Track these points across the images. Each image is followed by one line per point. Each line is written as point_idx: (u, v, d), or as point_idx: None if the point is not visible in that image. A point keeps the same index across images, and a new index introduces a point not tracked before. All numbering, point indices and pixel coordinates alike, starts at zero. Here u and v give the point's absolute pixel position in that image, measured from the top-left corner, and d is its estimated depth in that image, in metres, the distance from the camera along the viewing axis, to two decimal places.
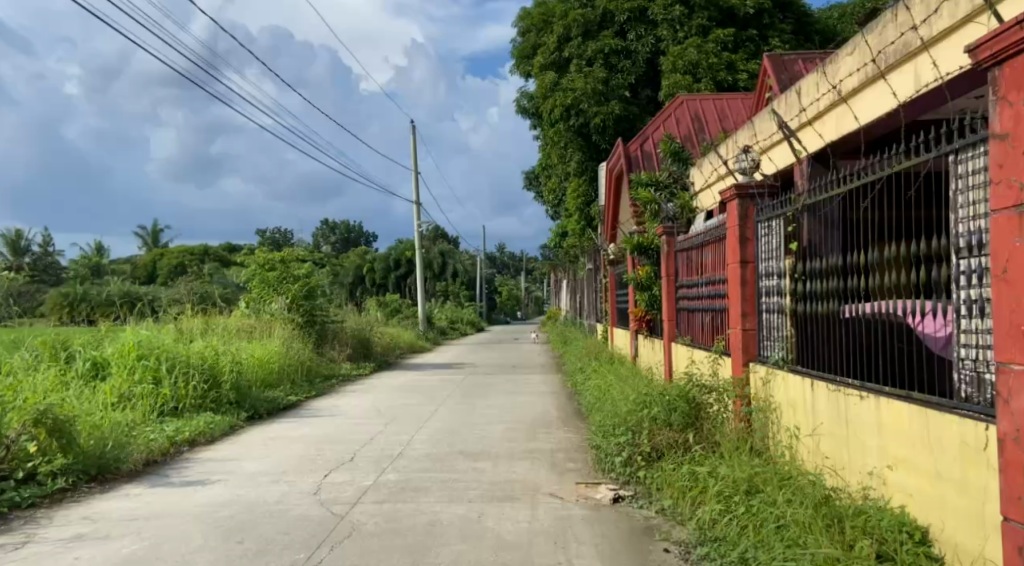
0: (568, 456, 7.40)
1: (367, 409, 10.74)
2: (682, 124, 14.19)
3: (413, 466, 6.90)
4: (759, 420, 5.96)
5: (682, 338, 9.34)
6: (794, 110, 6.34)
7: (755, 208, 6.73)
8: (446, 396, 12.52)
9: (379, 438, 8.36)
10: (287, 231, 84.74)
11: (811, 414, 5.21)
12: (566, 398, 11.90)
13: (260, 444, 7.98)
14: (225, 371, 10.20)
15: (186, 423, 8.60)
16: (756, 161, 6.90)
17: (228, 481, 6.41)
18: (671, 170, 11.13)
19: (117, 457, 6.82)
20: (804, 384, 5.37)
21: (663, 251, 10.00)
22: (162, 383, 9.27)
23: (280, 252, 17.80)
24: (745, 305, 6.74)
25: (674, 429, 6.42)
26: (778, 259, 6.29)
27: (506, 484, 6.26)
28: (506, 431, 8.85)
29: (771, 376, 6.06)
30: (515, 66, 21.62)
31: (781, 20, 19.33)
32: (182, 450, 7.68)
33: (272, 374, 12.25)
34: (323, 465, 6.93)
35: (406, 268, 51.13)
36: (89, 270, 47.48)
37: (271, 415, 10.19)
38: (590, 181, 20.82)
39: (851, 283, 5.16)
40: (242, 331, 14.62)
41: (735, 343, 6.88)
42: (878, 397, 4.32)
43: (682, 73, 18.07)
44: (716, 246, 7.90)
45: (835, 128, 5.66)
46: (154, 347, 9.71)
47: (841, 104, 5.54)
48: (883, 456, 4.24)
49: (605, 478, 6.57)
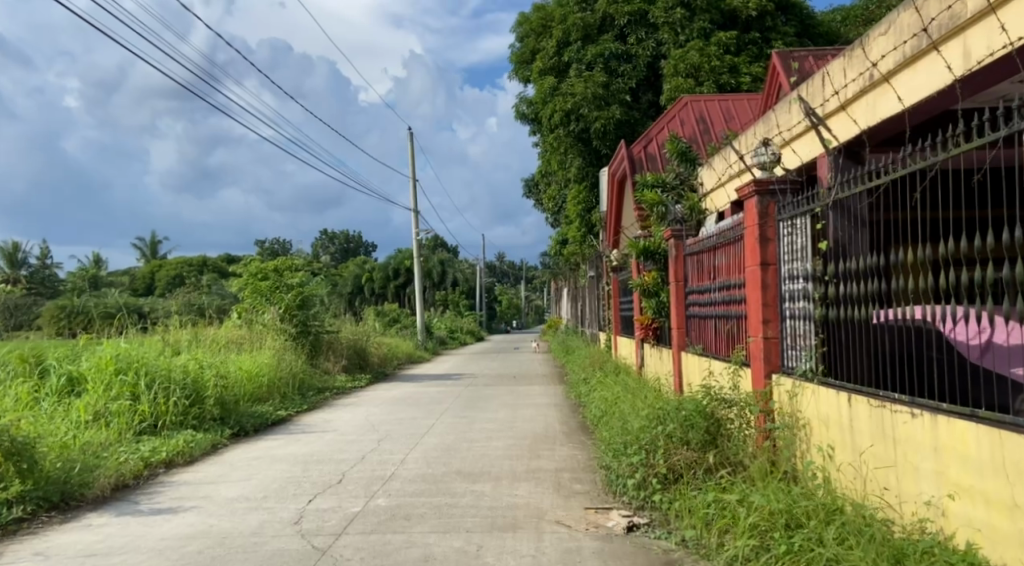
0: (574, 476, 6.83)
1: (360, 425, 10.18)
2: (687, 126, 13.65)
3: (405, 489, 6.33)
4: (786, 437, 5.41)
5: (693, 347, 8.80)
6: (821, 96, 5.82)
7: (776, 205, 6.18)
8: (445, 409, 11.95)
9: (371, 457, 7.79)
10: (287, 242, 84.43)
11: (849, 434, 4.67)
12: (571, 411, 11.34)
13: (243, 464, 7.41)
14: (209, 386, 9.58)
15: (164, 442, 8.01)
16: (778, 154, 6.35)
17: (202, 508, 5.84)
18: (678, 171, 10.60)
19: (82, 482, 6.25)
20: (840, 400, 4.83)
21: (671, 255, 9.52)
22: (141, 398, 8.65)
23: (274, 262, 17.27)
24: (766, 311, 6.19)
25: (693, 447, 5.85)
26: (803, 260, 5.73)
27: (508, 509, 5.70)
28: (507, 447, 8.28)
29: (800, 390, 5.51)
30: (514, 71, 21.15)
31: (784, 23, 18.75)
32: (157, 473, 7.10)
33: (261, 387, 11.67)
34: (308, 489, 6.37)
35: (405, 277, 50.68)
36: (87, 282, 46.83)
37: (259, 432, 9.59)
38: (591, 188, 20.31)
39: (892, 285, 4.61)
40: (232, 344, 14.06)
41: (755, 353, 6.32)
42: (934, 415, 3.78)
43: (684, 76, 17.56)
44: (731, 249, 7.38)
45: (870, 114, 5.13)
46: (132, 359, 9.12)
47: (877, 88, 5.03)
48: (942, 483, 3.71)
49: (616, 502, 6.01)
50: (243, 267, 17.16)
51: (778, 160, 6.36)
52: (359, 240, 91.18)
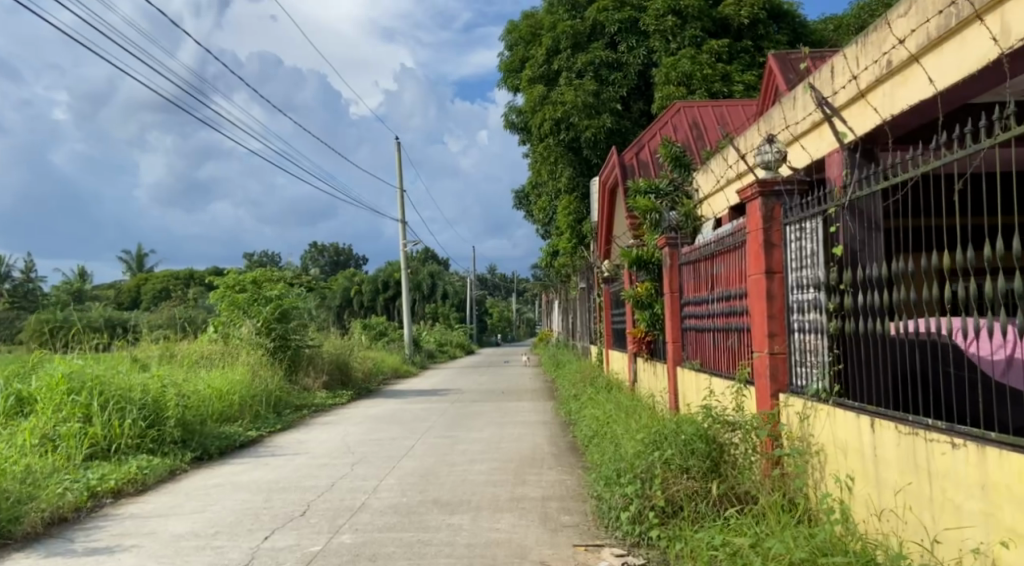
0: (562, 506, 6.23)
1: (335, 446, 9.55)
2: (680, 131, 13.08)
3: (374, 523, 5.69)
4: (797, 465, 4.84)
5: (689, 363, 8.25)
6: (832, 86, 5.30)
7: (782, 207, 5.61)
8: (427, 428, 11.30)
9: (342, 484, 7.14)
10: (277, 256, 83.94)
11: (875, 467, 4.09)
12: (560, 430, 10.74)
13: (199, 494, 6.76)
14: (171, 405, 8.88)
15: (115, 468, 7.34)
16: (783, 151, 5.73)
17: (143, 548, 5.18)
18: (672, 177, 10.04)
19: (11, 517, 5.55)
20: (861, 426, 4.25)
21: (666, 264, 8.93)
22: (93, 420, 7.97)
23: (252, 273, 16.63)
24: (773, 324, 5.61)
25: (693, 476, 5.26)
26: (815, 266, 5.15)
27: (486, 547, 5.07)
28: (491, 472, 7.65)
29: (812, 413, 4.92)
30: (503, 80, 20.65)
31: (776, 32, 18.26)
32: (102, 505, 6.44)
33: (231, 406, 10.99)
34: (266, 523, 5.73)
35: (394, 290, 50.07)
36: (70, 295, 45.72)
37: (223, 455, 8.92)
38: (582, 198, 19.77)
39: (914, 296, 4.05)
40: (204, 360, 13.40)
41: (760, 371, 5.74)
42: (982, 446, 3.21)
43: (676, 85, 17.06)
44: (732, 256, 6.82)
45: (890, 105, 4.60)
46: (87, 378, 8.45)
47: (899, 75, 4.50)
48: (994, 528, 3.13)
49: (608, 538, 5.43)
50: (219, 279, 16.51)
51: (784, 158, 5.74)
52: (351, 254, 90.46)
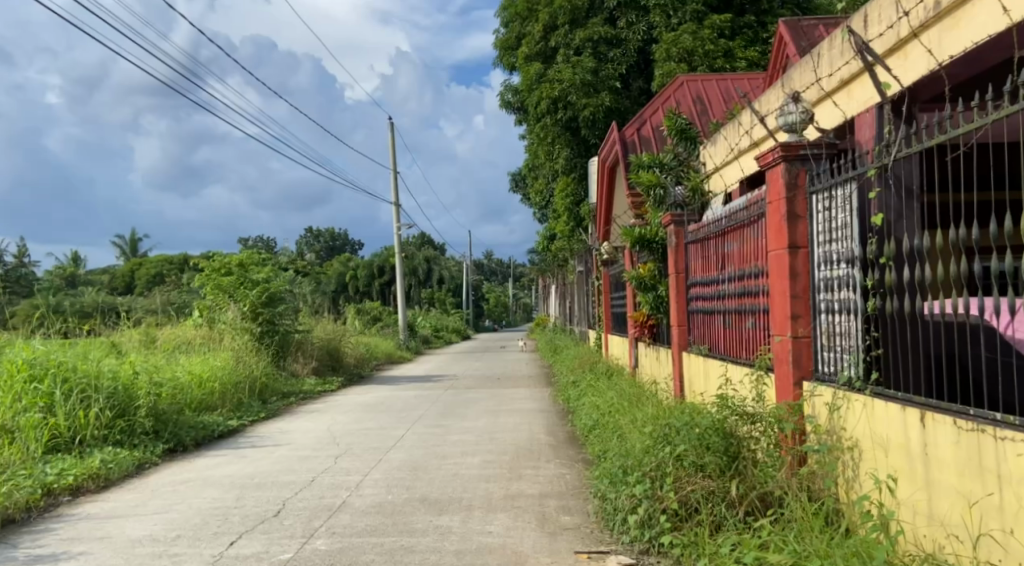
0: (561, 505, 5.68)
1: (320, 437, 9.01)
2: (683, 106, 12.43)
3: (353, 526, 5.13)
4: (829, 464, 4.27)
5: (696, 347, 7.72)
6: (869, 35, 4.71)
7: (808, 173, 5.01)
8: (419, 417, 10.74)
9: (322, 480, 6.57)
10: (272, 240, 83.41)
11: (926, 467, 3.53)
12: (557, 419, 10.21)
13: (167, 492, 6.19)
14: (142, 393, 8.29)
15: (76, 463, 6.76)
16: (810, 111, 5.13)
17: (91, 555, 4.62)
18: (676, 151, 9.32)
19: None
20: (908, 420, 3.67)
21: (670, 243, 8.35)
22: (56, 411, 7.39)
23: (237, 255, 15.97)
24: (796, 305, 5.02)
25: (710, 475, 4.70)
26: (846, 238, 4.55)
27: (477, 555, 4.51)
28: (484, 466, 7.09)
29: (843, 404, 4.34)
30: (499, 57, 19.92)
31: (781, 6, 17.42)
32: (57, 504, 5.88)
33: (212, 394, 10.41)
34: (233, 526, 5.16)
35: (390, 275, 49.56)
36: (65, 279, 44.95)
37: (200, 447, 8.36)
38: (580, 179, 19.10)
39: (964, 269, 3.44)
40: (185, 347, 12.81)
41: (781, 356, 5.16)
42: None
43: (677, 61, 16.34)
44: (746, 231, 6.25)
45: (940, 50, 4.03)
46: (50, 365, 7.84)
47: (951, 16, 3.94)
48: None
49: (614, 544, 4.88)
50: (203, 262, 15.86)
51: (811, 119, 5.14)
52: (346, 238, 89.92)
